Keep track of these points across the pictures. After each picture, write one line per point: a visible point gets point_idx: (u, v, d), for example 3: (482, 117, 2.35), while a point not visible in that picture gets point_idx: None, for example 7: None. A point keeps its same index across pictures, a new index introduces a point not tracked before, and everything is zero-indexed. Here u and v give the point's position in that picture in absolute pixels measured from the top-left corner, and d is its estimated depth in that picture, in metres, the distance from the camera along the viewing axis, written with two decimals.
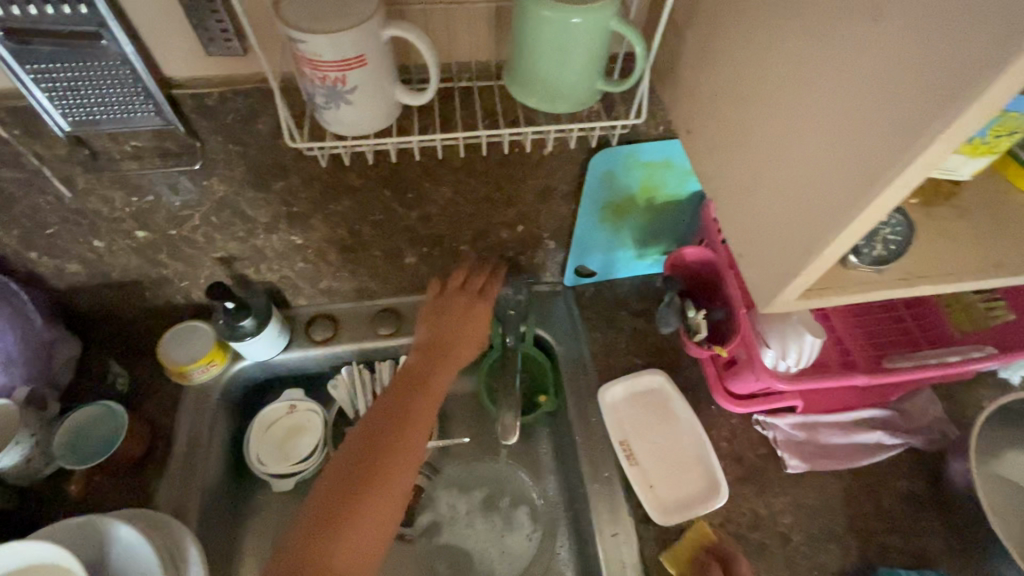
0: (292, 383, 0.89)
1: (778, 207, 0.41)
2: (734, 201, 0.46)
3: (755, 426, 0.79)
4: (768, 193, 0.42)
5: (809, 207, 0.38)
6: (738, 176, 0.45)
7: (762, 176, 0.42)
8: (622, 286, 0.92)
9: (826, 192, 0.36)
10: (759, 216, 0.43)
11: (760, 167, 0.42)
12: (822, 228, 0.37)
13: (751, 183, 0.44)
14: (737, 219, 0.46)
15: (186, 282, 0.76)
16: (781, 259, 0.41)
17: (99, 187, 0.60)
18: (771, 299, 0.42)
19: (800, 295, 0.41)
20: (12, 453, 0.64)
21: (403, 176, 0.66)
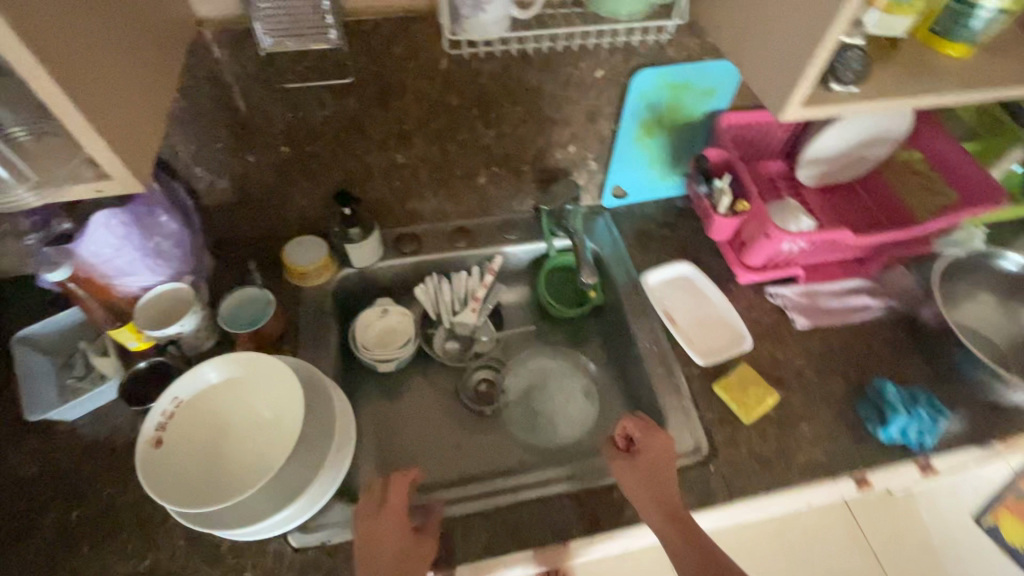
0: (381, 295, 1.06)
1: (777, 47, 0.59)
2: (748, 63, 0.65)
3: (769, 297, 0.98)
4: (768, 43, 0.61)
5: (797, 34, 0.56)
6: (753, 40, 0.63)
7: (763, 35, 0.61)
8: (648, 206, 1.12)
9: (805, 19, 0.55)
10: (765, 63, 0.61)
11: (767, 27, 0.61)
12: (807, 43, 0.55)
13: (756, 44, 0.63)
14: (750, 73, 0.64)
15: (306, 198, 0.94)
16: (784, 80, 0.59)
17: (267, 102, 0.79)
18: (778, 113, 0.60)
19: (799, 105, 0.58)
20: (191, 319, 0.80)
21: (490, 96, 0.86)
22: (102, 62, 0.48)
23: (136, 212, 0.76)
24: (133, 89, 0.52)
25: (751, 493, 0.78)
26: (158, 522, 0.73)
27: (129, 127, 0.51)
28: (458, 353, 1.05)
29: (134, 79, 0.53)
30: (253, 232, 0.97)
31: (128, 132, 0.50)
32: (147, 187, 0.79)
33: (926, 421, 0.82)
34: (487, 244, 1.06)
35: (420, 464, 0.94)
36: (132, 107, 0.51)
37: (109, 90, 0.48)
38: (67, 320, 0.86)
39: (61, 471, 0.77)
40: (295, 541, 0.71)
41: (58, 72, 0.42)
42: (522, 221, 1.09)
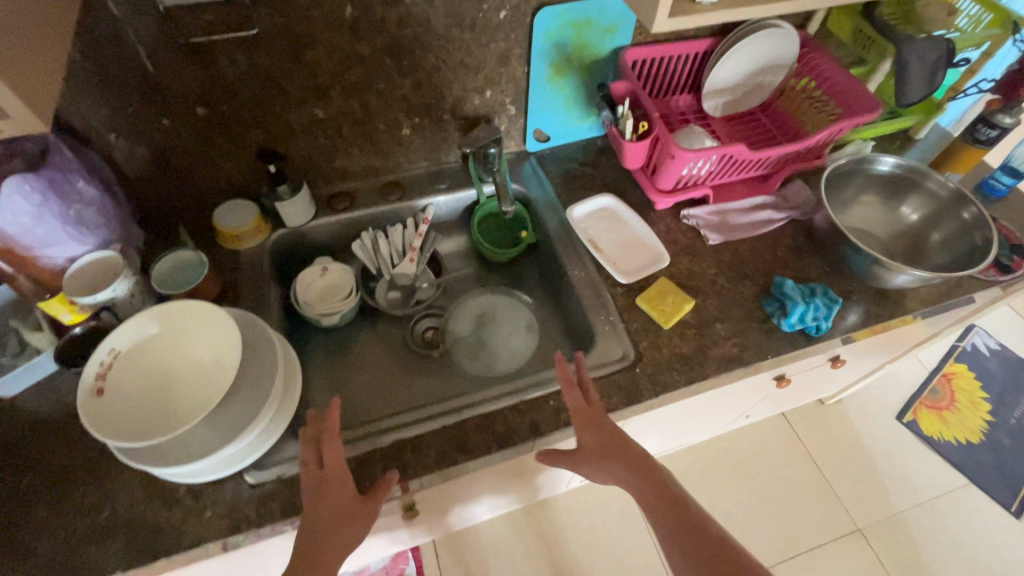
0: (320, 255, 1.09)
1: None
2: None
3: (683, 219, 1.06)
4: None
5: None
6: None
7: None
8: (570, 148, 1.18)
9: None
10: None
11: None
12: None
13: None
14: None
15: (231, 161, 0.95)
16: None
17: (176, 59, 0.79)
18: (653, 24, 0.65)
19: (668, 14, 0.64)
20: (122, 284, 0.81)
21: (401, 43, 0.89)
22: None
23: (51, 178, 0.75)
24: (27, 32, 0.53)
25: (674, 387, 0.86)
26: (113, 476, 0.75)
27: (31, 69, 0.52)
28: (401, 303, 1.09)
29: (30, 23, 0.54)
30: (182, 200, 0.98)
31: (29, 72, 0.51)
32: (61, 151, 0.75)
33: (823, 309, 0.91)
34: (419, 195, 1.10)
35: (373, 406, 0.98)
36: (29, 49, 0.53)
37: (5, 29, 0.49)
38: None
39: (6, 443, 0.77)
40: (251, 478, 0.75)
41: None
42: (451, 171, 1.13)
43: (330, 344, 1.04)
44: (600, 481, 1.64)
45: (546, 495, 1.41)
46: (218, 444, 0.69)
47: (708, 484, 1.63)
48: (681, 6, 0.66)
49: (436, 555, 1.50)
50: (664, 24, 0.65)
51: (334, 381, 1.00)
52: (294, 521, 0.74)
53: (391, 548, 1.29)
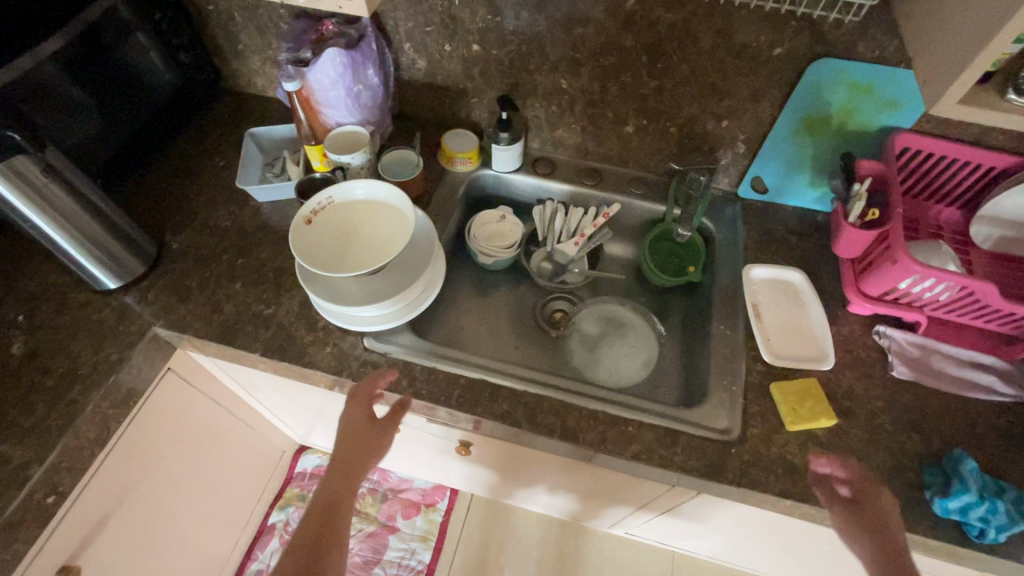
0: (504, 204, 1.20)
1: (961, 34, 0.56)
2: (930, 54, 0.62)
3: (874, 334, 0.92)
4: (957, 27, 0.57)
5: (981, 21, 0.53)
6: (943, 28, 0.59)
7: (955, 21, 0.58)
8: (784, 210, 1.09)
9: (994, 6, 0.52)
10: (945, 51, 0.58)
11: (959, 14, 0.57)
12: (985, 30, 0.52)
13: (946, 32, 0.59)
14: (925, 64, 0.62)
15: (477, 98, 1.09)
16: (951, 70, 0.56)
17: (477, 1, 0.93)
18: (932, 105, 0.57)
19: (956, 100, 0.55)
20: (359, 156, 1.01)
21: (663, 46, 0.92)
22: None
23: (355, 60, 0.96)
24: None
25: (763, 488, 0.77)
26: (286, 288, 0.95)
27: None
28: (548, 276, 1.15)
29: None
30: (429, 115, 1.16)
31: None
32: (369, 43, 0.98)
33: (1001, 516, 0.72)
34: (613, 190, 1.13)
35: (481, 346, 1.07)
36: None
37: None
38: (282, 131, 1.13)
39: (241, 231, 1.03)
40: (368, 343, 0.89)
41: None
42: (652, 182, 1.14)
43: (475, 279, 1.15)
44: (645, 547, 1.54)
45: (587, 522, 1.38)
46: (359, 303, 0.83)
47: None
48: (982, 97, 0.57)
49: (468, 508, 1.59)
50: (946, 109, 0.57)
51: (463, 309, 1.12)
52: (377, 392, 0.85)
53: (436, 474, 1.41)
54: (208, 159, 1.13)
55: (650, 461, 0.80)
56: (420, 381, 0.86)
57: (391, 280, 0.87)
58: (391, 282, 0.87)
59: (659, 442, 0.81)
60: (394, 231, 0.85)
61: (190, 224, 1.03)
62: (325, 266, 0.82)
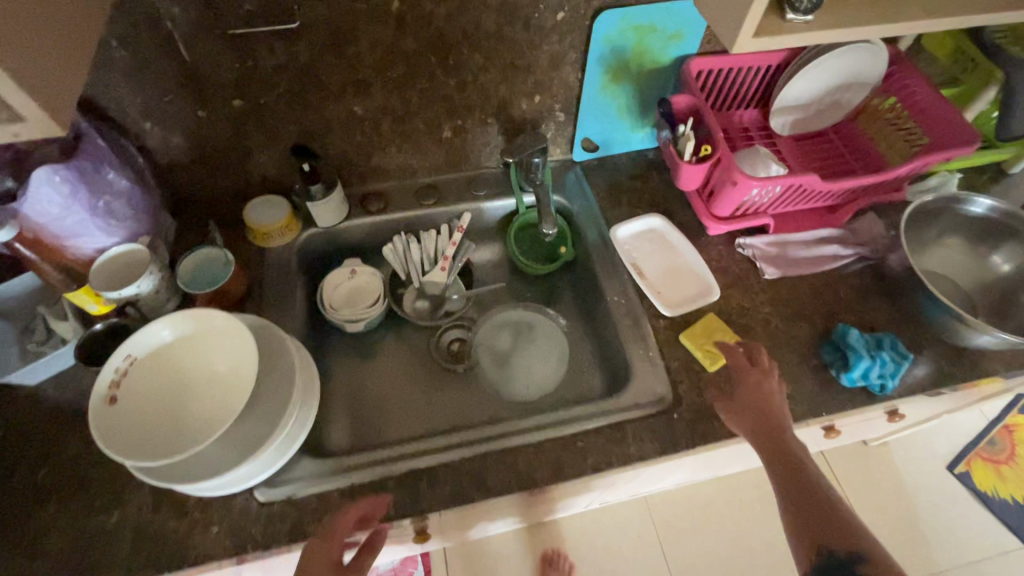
0: (348, 255, 1.05)
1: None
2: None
3: (737, 248, 0.97)
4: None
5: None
6: None
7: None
8: (620, 159, 1.10)
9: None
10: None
11: None
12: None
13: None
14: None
15: (265, 156, 0.91)
16: (739, 6, 0.55)
17: (211, 51, 0.75)
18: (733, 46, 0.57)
19: (752, 35, 0.56)
20: (147, 280, 0.79)
21: (448, 41, 0.82)
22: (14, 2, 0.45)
23: (82, 169, 0.74)
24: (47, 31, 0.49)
25: (713, 437, 0.79)
26: (123, 478, 0.73)
27: (46, 71, 0.47)
28: (429, 313, 1.04)
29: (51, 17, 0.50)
30: (214, 192, 0.95)
31: (47, 72, 0.47)
32: (92, 142, 0.75)
33: (890, 365, 0.82)
34: (456, 201, 1.05)
35: (391, 419, 0.95)
36: (48, 46, 0.48)
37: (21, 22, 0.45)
38: (20, 285, 0.84)
39: (24, 433, 0.76)
40: (261, 495, 0.72)
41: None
42: (491, 176, 1.07)
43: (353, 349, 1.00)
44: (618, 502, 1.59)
45: None
46: (240, 458, 0.67)
47: (731, 516, 1.55)
48: (767, 23, 0.57)
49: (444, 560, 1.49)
50: (746, 46, 0.57)
51: (354, 387, 0.97)
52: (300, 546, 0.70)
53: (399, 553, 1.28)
54: None
55: (610, 465, 0.77)
56: (343, 507, 0.72)
57: (266, 400, 0.72)
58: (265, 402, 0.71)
59: (610, 442, 0.78)
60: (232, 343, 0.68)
61: None
62: (172, 442, 0.64)
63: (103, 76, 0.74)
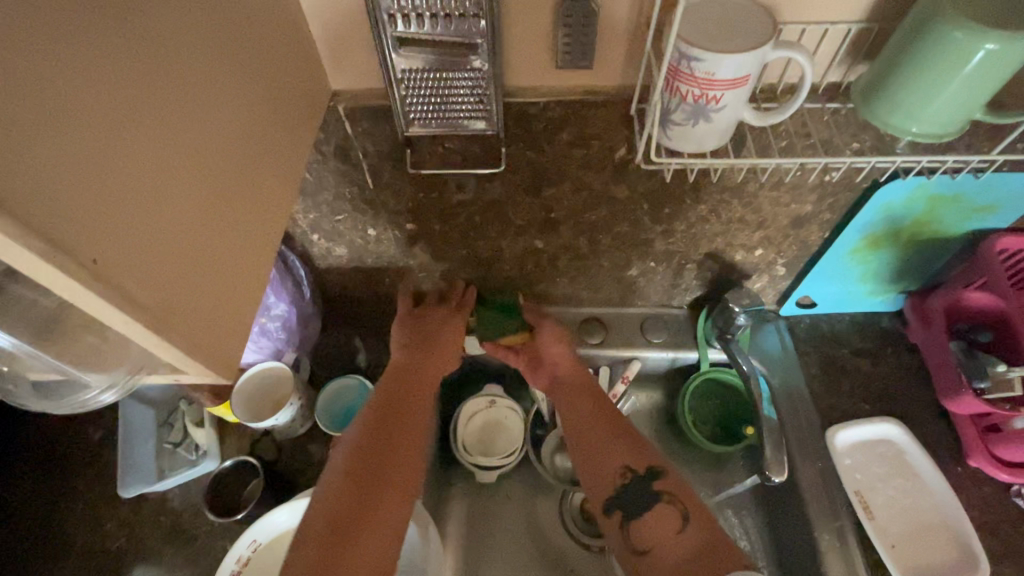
0: (490, 380, 0.92)
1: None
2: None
3: (1015, 497, 0.70)
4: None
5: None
6: None
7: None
8: (841, 321, 0.86)
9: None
10: None
11: None
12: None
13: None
14: None
15: (426, 274, 0.81)
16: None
17: (399, 182, 0.65)
18: None
19: None
20: (287, 412, 0.72)
21: (668, 191, 0.66)
22: (207, 242, 0.36)
23: None
24: (226, 231, 0.38)
25: None
26: None
27: (208, 283, 0.36)
28: (570, 471, 0.88)
29: (246, 227, 0.41)
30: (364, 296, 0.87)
31: (205, 285, 0.36)
32: None
33: None
34: (624, 342, 0.87)
35: None
36: (237, 274, 0.39)
37: (205, 251, 0.36)
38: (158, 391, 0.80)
39: (145, 551, 0.73)
40: None
41: (129, 281, 0.29)
42: (671, 318, 0.88)
43: (477, 492, 0.88)
44: None
45: None
46: None
47: None
48: None
49: None
50: None
51: (473, 545, 0.85)
52: None
53: None
54: (78, 430, 0.80)
55: None
56: None
57: None
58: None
59: None
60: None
61: (71, 553, 0.73)
62: None
63: None
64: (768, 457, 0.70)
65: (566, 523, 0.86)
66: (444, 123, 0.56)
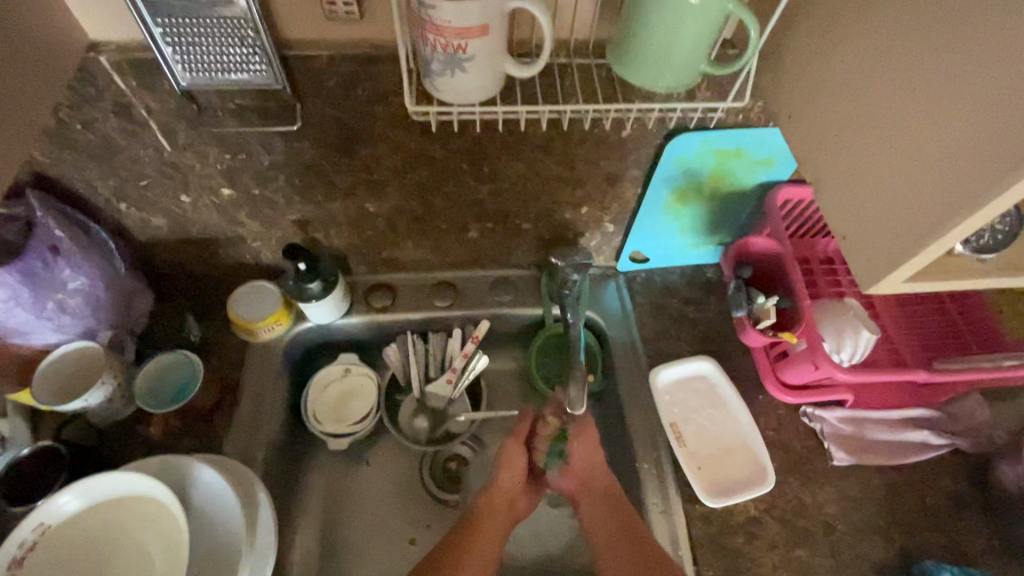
0: (346, 349, 0.92)
1: (883, 191, 0.43)
2: (834, 180, 0.48)
3: (803, 417, 0.80)
4: (877, 173, 0.44)
5: (922, 197, 0.40)
6: (838, 169, 0.47)
7: (874, 159, 0.44)
8: (673, 274, 0.93)
9: (948, 186, 0.38)
10: (864, 209, 0.45)
11: (864, 164, 0.45)
12: (932, 221, 0.39)
13: (855, 166, 0.46)
14: (830, 201, 0.48)
15: (259, 243, 0.78)
16: (882, 243, 0.43)
17: (198, 143, 0.62)
18: (877, 282, 0.44)
19: (905, 279, 0.43)
20: (98, 392, 0.68)
21: (483, 149, 0.67)
22: None
23: (31, 267, 0.63)
24: None
25: None
26: None
27: None
28: (427, 432, 0.88)
29: None
30: (199, 270, 0.83)
31: None
32: (48, 233, 0.64)
33: None
34: (475, 304, 0.90)
35: (366, 561, 0.81)
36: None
37: None
38: None
39: None
40: None
41: None
42: (520, 278, 0.92)
43: (335, 463, 0.88)
44: None
45: None
46: None
47: None
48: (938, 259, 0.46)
49: None
50: (892, 283, 0.45)
51: (329, 515, 0.84)
52: None
53: None
54: None
55: None
56: None
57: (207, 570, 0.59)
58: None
59: None
60: (167, 516, 0.56)
61: None
62: None
63: (68, 158, 0.62)
64: (571, 393, 0.76)
65: (421, 474, 0.87)
66: (225, 77, 0.55)
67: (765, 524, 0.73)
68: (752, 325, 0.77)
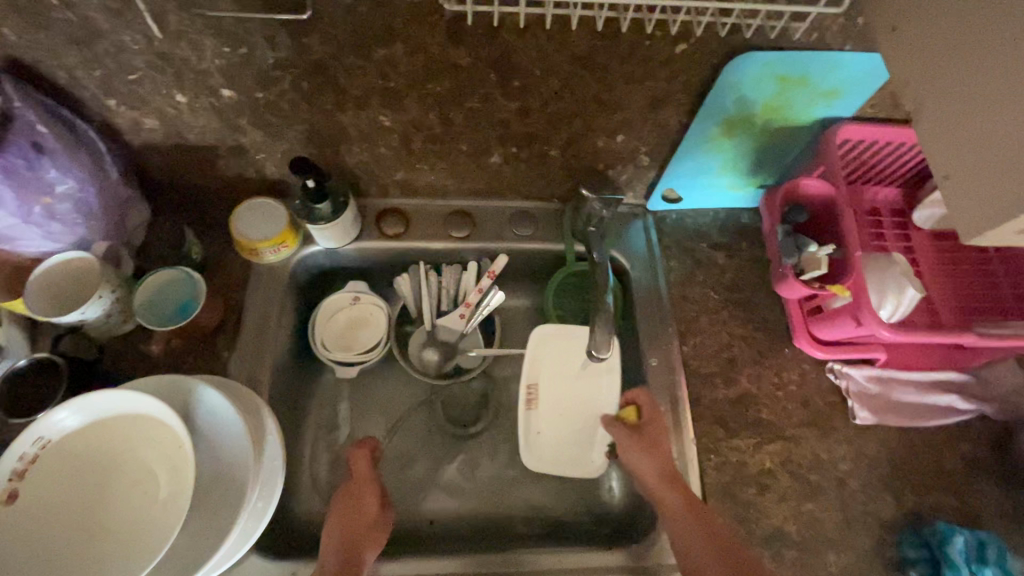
0: (354, 277, 0.87)
1: (1014, 122, 0.36)
2: (942, 110, 0.40)
3: (828, 374, 0.77)
4: (1008, 101, 0.36)
5: None
6: (948, 99, 0.40)
7: (1004, 84, 0.36)
8: (705, 217, 0.87)
9: None
10: (979, 148, 0.38)
11: (982, 92, 0.38)
12: None
13: (978, 92, 0.38)
14: (936, 137, 0.41)
15: (262, 154, 0.72)
16: (1006, 184, 0.37)
17: (192, 31, 0.55)
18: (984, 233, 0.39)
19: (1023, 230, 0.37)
20: (96, 306, 0.64)
21: (515, 59, 0.60)
22: None
23: (11, 165, 0.57)
24: None
25: None
26: None
27: None
28: (438, 364, 0.85)
29: None
30: (196, 183, 0.77)
31: None
32: (28, 128, 0.57)
33: None
34: (492, 236, 0.84)
35: None
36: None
37: None
38: None
39: None
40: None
41: None
42: (540, 211, 0.86)
43: (341, 391, 0.86)
44: None
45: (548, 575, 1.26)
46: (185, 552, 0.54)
47: None
48: None
49: None
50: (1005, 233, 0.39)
51: (335, 442, 0.83)
52: None
53: None
54: None
55: None
56: None
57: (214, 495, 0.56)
58: (213, 505, 0.56)
59: None
60: (168, 435, 0.53)
61: None
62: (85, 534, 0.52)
63: (45, 40, 0.55)
64: (597, 336, 0.71)
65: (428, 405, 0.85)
66: None
67: (778, 477, 0.72)
68: (794, 275, 0.72)
